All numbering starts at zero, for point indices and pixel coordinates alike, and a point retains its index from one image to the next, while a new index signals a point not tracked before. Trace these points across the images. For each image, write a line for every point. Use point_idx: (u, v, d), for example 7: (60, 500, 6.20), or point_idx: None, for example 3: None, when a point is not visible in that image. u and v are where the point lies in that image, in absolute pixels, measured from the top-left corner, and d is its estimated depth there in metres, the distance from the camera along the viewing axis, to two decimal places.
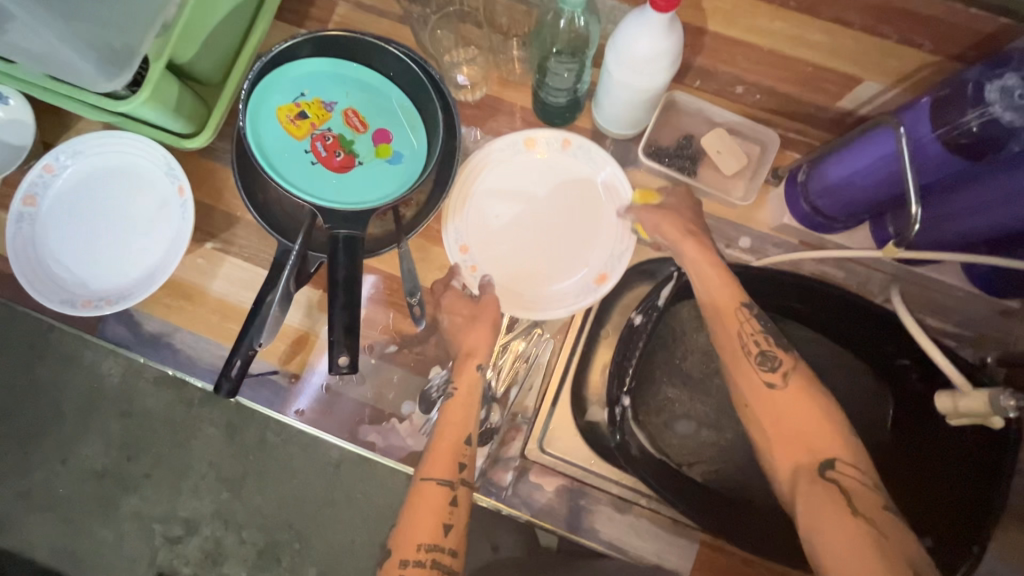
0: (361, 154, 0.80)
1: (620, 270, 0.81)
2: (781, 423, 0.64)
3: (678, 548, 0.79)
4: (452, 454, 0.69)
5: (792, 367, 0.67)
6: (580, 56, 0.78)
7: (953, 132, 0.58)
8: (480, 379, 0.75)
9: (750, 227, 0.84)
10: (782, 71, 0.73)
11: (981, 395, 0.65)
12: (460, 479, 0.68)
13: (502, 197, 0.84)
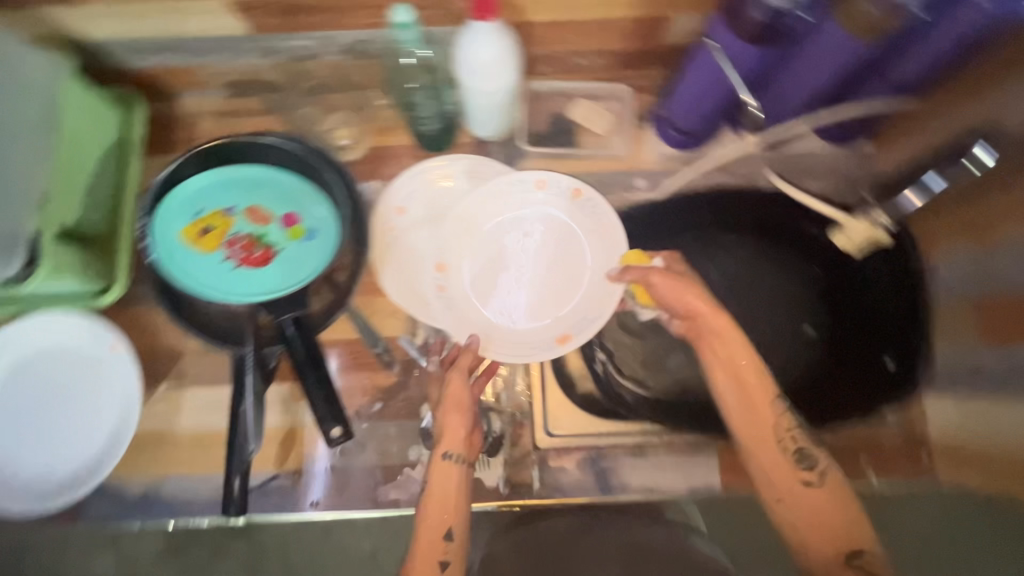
0: (277, 243, 0.83)
1: (585, 333, 0.84)
2: (813, 514, 0.66)
3: (702, 465, 0.84)
4: (432, 539, 0.69)
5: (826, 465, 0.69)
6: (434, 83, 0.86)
7: (748, 28, 0.70)
8: (457, 470, 0.74)
9: (641, 168, 0.92)
10: (606, 33, 0.83)
11: (862, 219, 0.84)
12: None
13: (461, 241, 0.88)
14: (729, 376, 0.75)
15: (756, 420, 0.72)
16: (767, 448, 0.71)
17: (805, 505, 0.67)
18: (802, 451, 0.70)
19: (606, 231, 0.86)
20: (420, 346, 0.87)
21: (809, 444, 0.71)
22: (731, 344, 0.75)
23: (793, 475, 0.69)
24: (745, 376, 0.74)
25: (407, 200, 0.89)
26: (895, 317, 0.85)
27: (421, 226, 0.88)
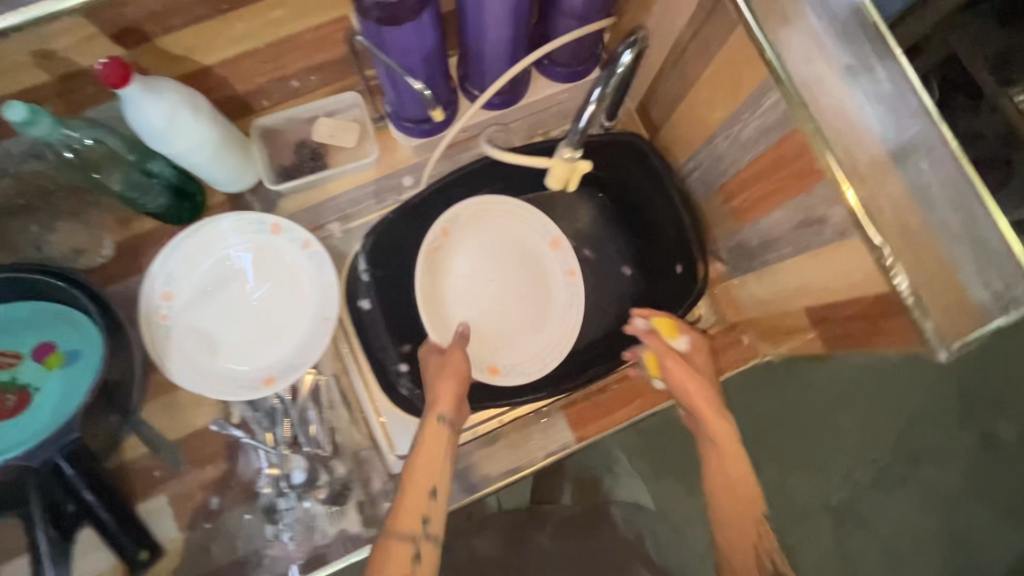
0: (33, 380, 0.77)
1: (510, 377, 0.84)
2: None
3: (552, 428, 0.85)
4: (421, 489, 0.64)
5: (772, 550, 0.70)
6: (125, 162, 0.73)
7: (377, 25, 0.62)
8: (446, 428, 0.68)
9: (402, 168, 0.91)
10: (299, 51, 0.78)
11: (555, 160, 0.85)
12: (423, 535, 0.61)
13: (474, 255, 0.88)
14: (703, 416, 0.74)
15: (725, 457, 0.74)
16: (727, 504, 0.73)
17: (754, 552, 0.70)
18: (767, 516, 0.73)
19: (570, 319, 0.87)
20: (238, 424, 0.82)
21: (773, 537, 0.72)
22: (703, 398, 0.74)
23: (744, 501, 0.73)
24: (711, 429, 0.74)
25: (170, 282, 0.82)
26: (669, 224, 0.85)
27: (201, 300, 0.83)
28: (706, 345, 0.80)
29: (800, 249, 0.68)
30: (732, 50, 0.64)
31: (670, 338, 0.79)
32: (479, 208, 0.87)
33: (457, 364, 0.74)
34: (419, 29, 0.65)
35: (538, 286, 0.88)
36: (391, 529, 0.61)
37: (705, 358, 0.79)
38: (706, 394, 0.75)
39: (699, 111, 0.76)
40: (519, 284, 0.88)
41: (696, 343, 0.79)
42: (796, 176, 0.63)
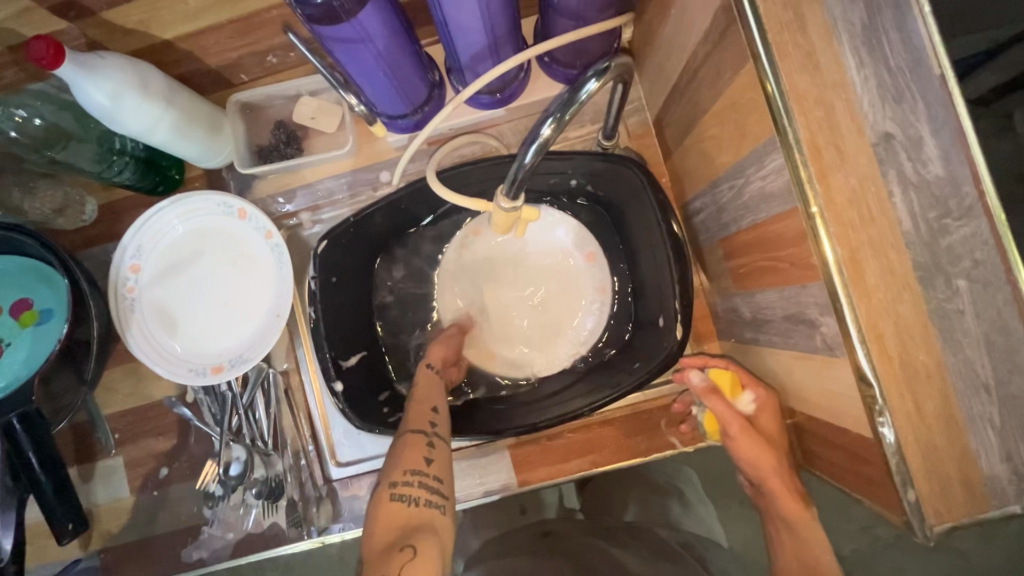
0: (8, 335, 0.80)
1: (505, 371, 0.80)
2: None
3: (495, 466, 0.80)
4: (423, 409, 0.66)
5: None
6: (75, 143, 0.72)
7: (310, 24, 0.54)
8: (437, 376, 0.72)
9: (382, 161, 0.84)
10: (269, 28, 0.71)
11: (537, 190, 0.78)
12: (434, 432, 0.64)
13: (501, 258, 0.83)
14: (768, 478, 0.60)
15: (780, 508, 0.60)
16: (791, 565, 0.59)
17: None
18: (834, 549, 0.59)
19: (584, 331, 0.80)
20: (189, 404, 0.83)
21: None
22: (767, 461, 0.59)
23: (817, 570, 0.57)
24: (769, 480, 0.59)
25: (138, 255, 0.81)
26: (660, 268, 0.72)
27: (163, 275, 0.82)
28: (776, 405, 0.61)
29: (789, 345, 0.55)
30: (742, 86, 0.50)
31: (730, 397, 0.63)
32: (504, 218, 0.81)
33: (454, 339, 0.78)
34: (366, 29, 0.56)
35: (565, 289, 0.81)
36: (404, 428, 0.64)
37: (778, 428, 0.61)
38: (773, 437, 0.60)
39: (707, 147, 0.62)
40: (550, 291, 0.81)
41: (763, 403, 0.61)
42: (790, 263, 0.50)
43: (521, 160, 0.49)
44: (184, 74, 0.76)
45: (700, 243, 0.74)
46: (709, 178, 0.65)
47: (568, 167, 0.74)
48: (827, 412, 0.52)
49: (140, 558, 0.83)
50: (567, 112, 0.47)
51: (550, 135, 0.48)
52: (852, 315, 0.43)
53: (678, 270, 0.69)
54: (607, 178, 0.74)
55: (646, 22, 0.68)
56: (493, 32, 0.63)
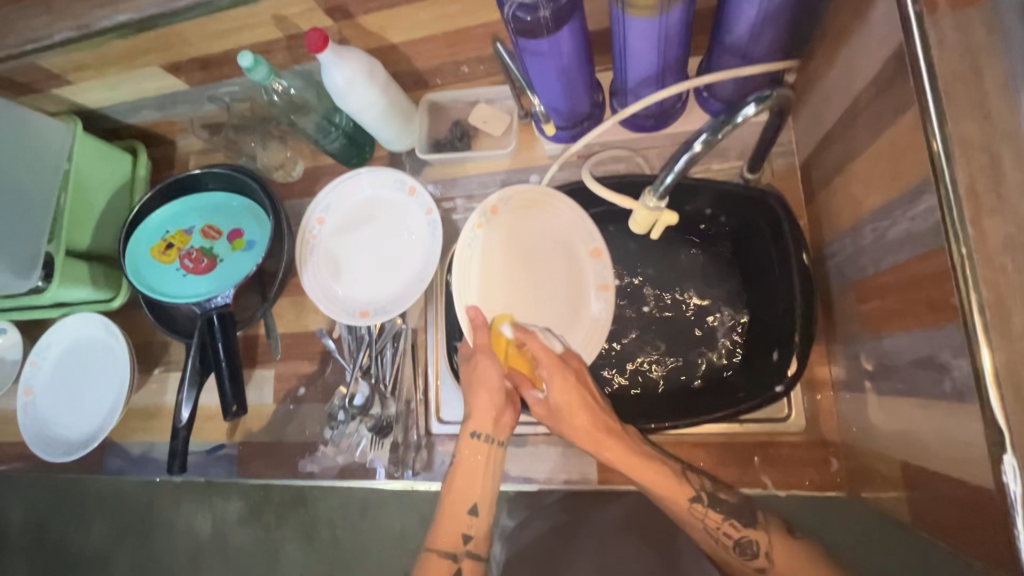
0: (222, 253, 1.02)
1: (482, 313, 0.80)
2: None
3: (580, 458, 0.84)
4: (459, 514, 0.74)
5: (770, 542, 0.66)
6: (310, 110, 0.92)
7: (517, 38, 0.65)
8: (485, 447, 0.76)
9: (534, 166, 0.96)
10: (471, 41, 0.86)
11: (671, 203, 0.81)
12: (465, 551, 0.73)
13: (639, 249, 0.87)
14: (601, 445, 0.71)
15: (631, 469, 0.70)
16: (684, 512, 0.68)
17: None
18: (715, 501, 0.69)
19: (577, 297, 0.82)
20: (334, 338, 0.98)
21: (744, 532, 0.67)
22: (587, 419, 0.71)
23: (682, 502, 0.69)
24: (605, 448, 0.70)
25: (326, 210, 1.00)
26: (784, 304, 0.74)
27: (337, 229, 0.99)
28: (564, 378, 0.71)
29: (915, 392, 0.54)
30: (903, 129, 0.52)
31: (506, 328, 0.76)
32: (515, 196, 0.82)
33: (489, 374, 0.75)
34: (559, 46, 0.66)
35: (598, 243, 0.82)
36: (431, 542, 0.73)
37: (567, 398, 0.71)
38: (576, 386, 0.71)
39: (854, 188, 0.64)
40: (544, 272, 0.83)
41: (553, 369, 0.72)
42: (928, 305, 0.50)
43: (670, 169, 0.56)
44: (396, 72, 0.94)
45: (830, 288, 0.73)
46: (851, 220, 0.65)
47: (710, 194, 0.79)
48: (950, 467, 0.50)
49: (266, 456, 0.99)
50: (720, 131, 0.53)
51: (701, 150, 0.54)
52: (990, 356, 0.43)
53: (803, 307, 0.70)
54: (747, 208, 0.77)
55: (809, 70, 0.72)
56: (665, 63, 0.71)
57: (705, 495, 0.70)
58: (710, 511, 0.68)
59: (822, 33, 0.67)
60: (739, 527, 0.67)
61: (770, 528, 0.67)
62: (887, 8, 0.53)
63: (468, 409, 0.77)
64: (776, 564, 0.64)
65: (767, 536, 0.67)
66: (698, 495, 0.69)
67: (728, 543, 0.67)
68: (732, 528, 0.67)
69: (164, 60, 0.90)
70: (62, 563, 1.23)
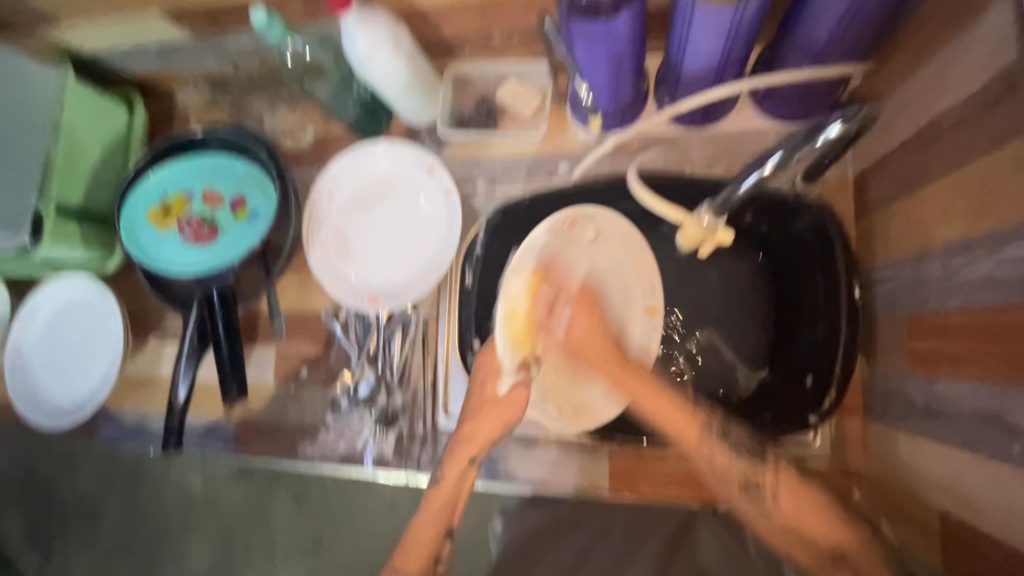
0: (223, 223, 0.96)
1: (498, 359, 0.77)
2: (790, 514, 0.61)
3: (590, 465, 0.83)
4: (439, 527, 0.71)
5: (776, 479, 0.62)
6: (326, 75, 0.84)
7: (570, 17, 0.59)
8: (473, 473, 0.73)
9: (564, 153, 0.89)
10: (508, 12, 0.78)
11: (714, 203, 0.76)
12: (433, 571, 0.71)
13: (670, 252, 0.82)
14: (616, 375, 0.70)
15: (651, 406, 0.67)
16: (696, 448, 0.64)
17: (804, 537, 0.60)
18: (725, 437, 0.65)
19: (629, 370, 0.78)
20: (340, 321, 0.94)
21: (755, 471, 0.63)
22: (600, 356, 0.71)
23: (690, 435, 0.65)
24: (627, 387, 0.68)
25: (337, 183, 0.93)
26: (825, 328, 0.70)
27: (349, 204, 0.93)
28: (591, 311, 0.73)
29: (970, 445, 0.51)
30: (1002, 160, 0.47)
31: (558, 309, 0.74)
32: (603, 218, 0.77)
33: (503, 410, 0.72)
34: (616, 29, 0.60)
35: (657, 302, 0.78)
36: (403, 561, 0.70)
37: (589, 336, 0.72)
38: (589, 327, 0.73)
39: (923, 216, 0.58)
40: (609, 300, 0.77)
41: (580, 316, 0.73)
42: (1003, 359, 0.47)
43: (736, 187, 0.56)
44: (421, 39, 0.86)
45: (876, 314, 0.69)
46: (914, 249, 0.61)
47: (757, 202, 0.73)
48: (1004, 531, 0.47)
49: (264, 436, 0.96)
50: (798, 151, 0.52)
51: (771, 171, 0.53)
52: None
53: (848, 336, 0.66)
54: (795, 221, 0.71)
55: (883, 74, 0.65)
56: (729, 55, 0.64)
57: (715, 431, 0.65)
58: (718, 446, 0.64)
59: (908, 36, 0.60)
60: (751, 469, 0.63)
61: (779, 467, 0.63)
62: (999, 23, 0.46)
63: (465, 432, 0.73)
64: (783, 505, 0.61)
65: (775, 477, 0.63)
66: (705, 431, 0.65)
67: (736, 483, 0.63)
68: (741, 467, 0.63)
69: (165, 6, 0.81)
70: (50, 520, 1.16)
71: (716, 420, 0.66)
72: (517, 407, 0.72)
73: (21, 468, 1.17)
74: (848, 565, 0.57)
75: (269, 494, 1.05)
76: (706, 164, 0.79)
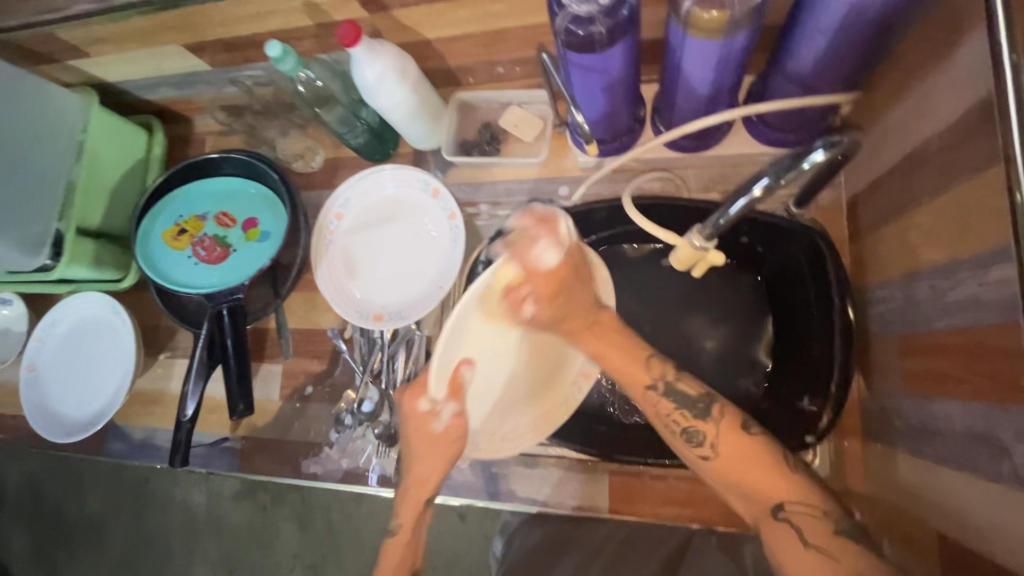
0: (235, 243, 0.99)
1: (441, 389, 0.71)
2: (732, 467, 0.59)
3: (590, 485, 0.83)
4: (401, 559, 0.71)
5: (717, 433, 0.60)
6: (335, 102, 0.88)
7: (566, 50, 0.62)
8: (427, 511, 0.74)
9: (564, 176, 0.91)
10: (510, 44, 0.82)
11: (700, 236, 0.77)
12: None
13: (669, 274, 0.84)
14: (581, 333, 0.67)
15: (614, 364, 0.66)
16: (641, 397, 0.64)
17: (749, 490, 0.58)
18: (671, 390, 0.63)
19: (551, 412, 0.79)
20: (345, 339, 0.96)
21: (695, 422, 0.61)
22: (563, 309, 0.65)
23: (639, 386, 0.65)
24: (584, 342, 0.67)
25: (344, 205, 0.96)
26: (821, 349, 0.71)
27: (355, 226, 0.96)
28: (565, 269, 0.64)
29: (963, 466, 0.52)
30: (981, 186, 0.49)
31: (540, 241, 0.64)
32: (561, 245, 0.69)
33: (447, 450, 0.72)
34: (611, 60, 0.63)
35: (593, 369, 0.80)
36: None
37: (567, 271, 0.65)
38: (559, 273, 0.64)
39: (911, 238, 0.60)
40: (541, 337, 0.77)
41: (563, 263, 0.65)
42: (989, 378, 0.48)
43: (726, 210, 0.58)
44: (427, 68, 0.90)
45: (870, 334, 0.70)
46: (904, 271, 0.62)
47: (752, 225, 0.75)
48: (998, 552, 0.47)
49: (268, 453, 0.97)
50: (784, 176, 0.54)
51: (759, 195, 0.55)
52: None
53: (842, 356, 0.67)
54: (790, 243, 0.73)
55: (870, 102, 0.67)
56: (720, 84, 0.67)
57: (663, 383, 0.64)
58: (665, 399, 0.63)
59: (891, 67, 0.62)
60: (692, 418, 0.61)
61: (720, 418, 0.61)
62: (973, 57, 0.49)
63: (412, 474, 0.73)
64: (721, 454, 0.59)
65: (715, 426, 0.60)
66: (654, 383, 0.64)
67: (690, 446, 0.61)
68: (683, 415, 0.62)
69: (187, 40, 0.86)
70: (57, 534, 1.18)
71: (666, 374, 0.64)
72: (458, 441, 0.72)
73: (28, 484, 1.19)
74: (787, 516, 0.56)
75: (273, 512, 1.06)
76: (702, 189, 0.83)
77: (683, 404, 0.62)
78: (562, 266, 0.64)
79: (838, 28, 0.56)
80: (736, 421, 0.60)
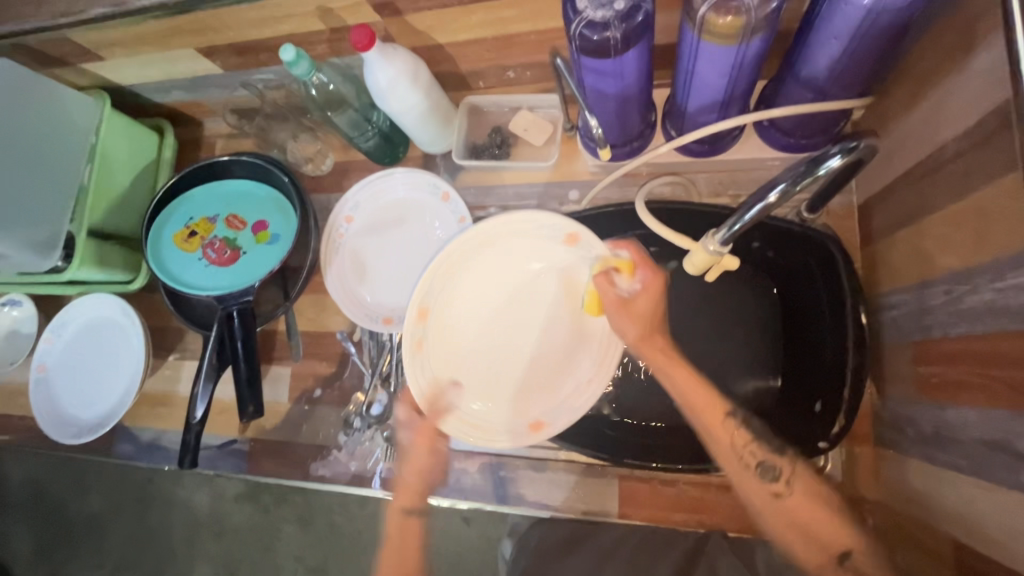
0: (245, 245, 0.99)
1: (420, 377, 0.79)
2: (795, 515, 0.63)
3: (599, 489, 0.83)
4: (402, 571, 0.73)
5: (793, 473, 0.65)
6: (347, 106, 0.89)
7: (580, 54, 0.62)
8: (414, 525, 0.77)
9: (574, 180, 0.92)
10: (521, 48, 0.82)
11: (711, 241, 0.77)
12: None
13: (679, 278, 0.84)
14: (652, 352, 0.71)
15: (686, 391, 0.69)
16: (720, 429, 0.68)
17: (814, 534, 0.61)
18: (747, 423, 0.69)
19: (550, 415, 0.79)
20: (355, 342, 0.96)
21: (770, 455, 0.66)
22: (647, 330, 0.70)
23: (712, 418, 0.68)
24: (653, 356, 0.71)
25: (355, 209, 0.97)
26: (834, 355, 0.71)
27: (365, 229, 0.96)
28: (656, 290, 0.69)
29: (980, 473, 0.51)
30: (998, 193, 0.48)
31: (617, 273, 0.72)
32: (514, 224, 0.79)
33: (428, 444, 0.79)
34: (624, 64, 0.63)
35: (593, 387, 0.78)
36: None
37: (651, 307, 0.70)
38: (654, 302, 0.70)
39: (925, 244, 0.60)
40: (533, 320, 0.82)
41: (648, 286, 0.70)
42: (1007, 385, 0.48)
43: (741, 216, 0.57)
44: (438, 72, 0.90)
45: (883, 340, 0.69)
46: (918, 276, 0.62)
47: (764, 231, 0.75)
48: (1014, 560, 0.47)
49: (275, 455, 0.97)
50: (800, 181, 0.54)
51: (775, 201, 0.55)
52: None
53: (855, 361, 0.67)
54: (803, 248, 0.73)
55: (884, 107, 0.67)
56: (733, 89, 0.67)
57: (739, 417, 0.69)
58: (740, 431, 0.68)
59: (905, 73, 0.62)
60: (771, 454, 0.66)
61: (796, 459, 0.66)
62: (990, 63, 0.49)
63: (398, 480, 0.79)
64: (794, 497, 0.64)
65: (792, 465, 0.66)
66: (732, 413, 0.69)
67: (751, 464, 0.66)
68: (757, 448, 0.67)
69: (200, 43, 0.86)
70: (63, 535, 1.18)
71: (739, 409, 0.70)
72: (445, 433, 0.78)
73: (35, 485, 1.19)
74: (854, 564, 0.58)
75: (279, 516, 1.06)
76: (713, 193, 0.83)
77: (761, 440, 0.68)
78: (649, 286, 0.70)
79: (852, 33, 0.56)
80: (812, 483, 0.64)
